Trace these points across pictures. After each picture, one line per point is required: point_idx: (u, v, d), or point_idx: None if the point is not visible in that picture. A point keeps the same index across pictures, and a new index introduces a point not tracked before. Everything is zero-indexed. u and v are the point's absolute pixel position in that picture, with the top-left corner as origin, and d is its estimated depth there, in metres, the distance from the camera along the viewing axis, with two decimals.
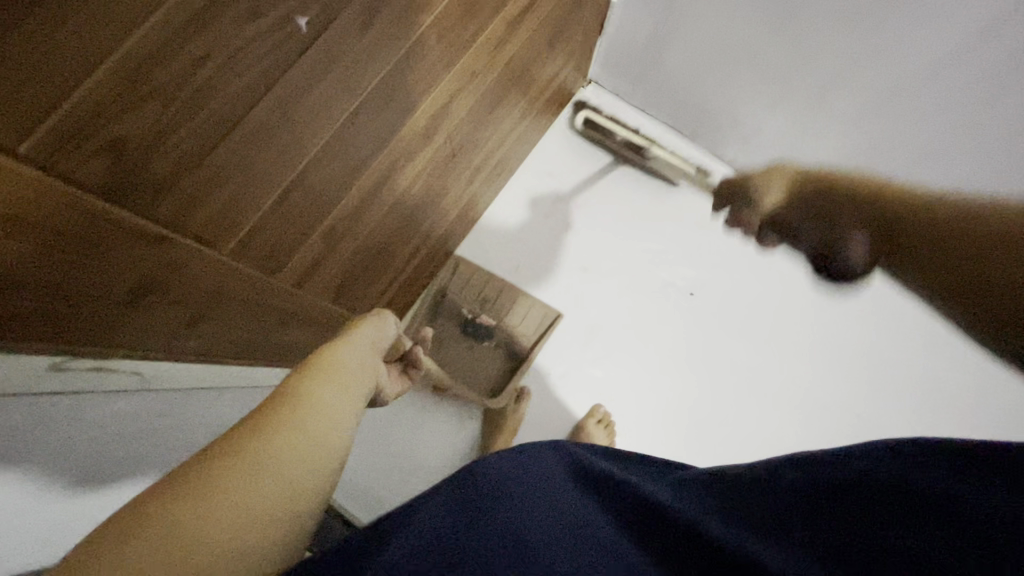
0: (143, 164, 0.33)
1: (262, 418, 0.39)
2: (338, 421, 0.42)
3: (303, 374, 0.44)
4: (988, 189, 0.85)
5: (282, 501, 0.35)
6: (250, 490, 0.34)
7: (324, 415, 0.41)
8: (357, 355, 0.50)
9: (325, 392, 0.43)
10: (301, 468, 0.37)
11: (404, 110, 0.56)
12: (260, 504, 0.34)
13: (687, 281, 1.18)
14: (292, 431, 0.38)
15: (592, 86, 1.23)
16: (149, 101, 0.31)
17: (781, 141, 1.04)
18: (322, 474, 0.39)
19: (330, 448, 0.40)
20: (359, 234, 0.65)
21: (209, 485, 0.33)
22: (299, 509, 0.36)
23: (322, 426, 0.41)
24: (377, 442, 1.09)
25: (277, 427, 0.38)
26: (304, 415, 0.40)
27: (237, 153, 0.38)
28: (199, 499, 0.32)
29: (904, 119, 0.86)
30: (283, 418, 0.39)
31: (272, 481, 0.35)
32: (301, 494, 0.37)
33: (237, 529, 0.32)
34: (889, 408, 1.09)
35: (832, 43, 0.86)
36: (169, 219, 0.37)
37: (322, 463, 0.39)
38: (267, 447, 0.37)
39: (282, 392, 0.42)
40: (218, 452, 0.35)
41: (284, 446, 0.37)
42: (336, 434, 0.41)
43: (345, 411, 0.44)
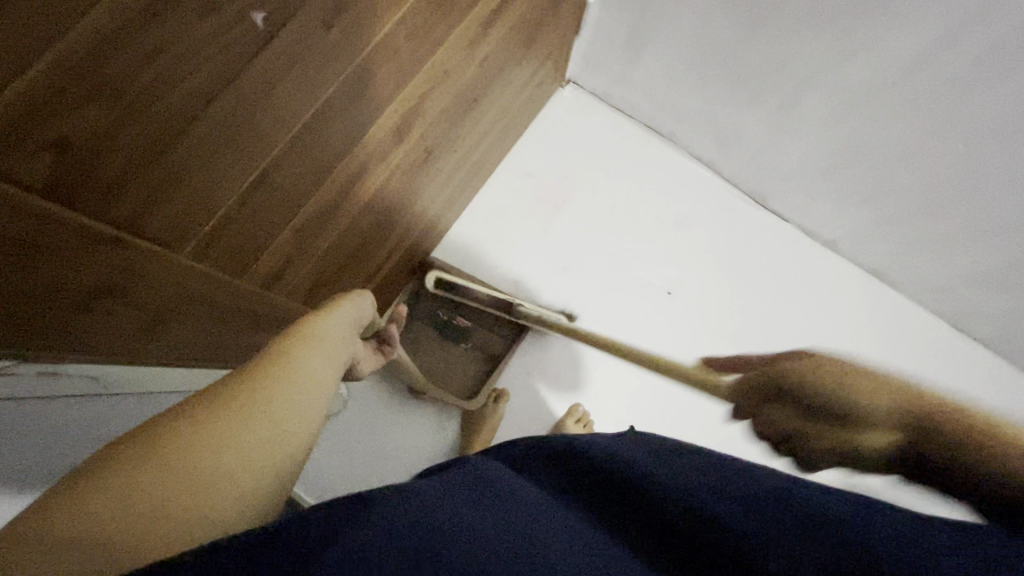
0: (94, 163, 0.32)
1: (246, 385, 0.40)
2: (316, 392, 0.44)
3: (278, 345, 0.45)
4: (960, 181, 0.89)
5: (259, 467, 0.36)
6: (228, 455, 0.35)
7: (303, 386, 0.43)
8: (335, 328, 0.51)
9: (306, 364, 0.44)
10: (267, 428, 0.38)
11: (374, 109, 0.55)
12: (237, 469, 0.35)
13: (665, 280, 1.20)
14: (274, 399, 0.40)
15: (571, 86, 1.24)
16: (94, 98, 0.30)
17: (761, 139, 1.06)
18: (299, 442, 0.40)
19: (307, 419, 0.42)
20: (328, 235, 0.64)
21: (187, 448, 0.33)
22: (264, 467, 0.37)
23: (301, 396, 0.42)
24: (355, 441, 1.09)
25: (260, 394, 0.40)
26: (286, 385, 0.41)
27: (194, 151, 0.37)
28: (177, 462, 0.33)
29: (878, 118, 0.89)
30: (264, 385, 0.40)
31: (249, 448, 0.36)
32: (279, 462, 0.38)
33: (215, 492, 0.33)
34: None
35: (809, 44, 0.86)
36: (122, 220, 0.36)
37: (299, 432, 0.40)
38: (248, 413, 0.38)
39: (263, 361, 0.43)
40: (199, 417, 0.36)
41: (263, 413, 0.39)
42: (314, 405, 0.43)
43: (323, 385, 0.45)
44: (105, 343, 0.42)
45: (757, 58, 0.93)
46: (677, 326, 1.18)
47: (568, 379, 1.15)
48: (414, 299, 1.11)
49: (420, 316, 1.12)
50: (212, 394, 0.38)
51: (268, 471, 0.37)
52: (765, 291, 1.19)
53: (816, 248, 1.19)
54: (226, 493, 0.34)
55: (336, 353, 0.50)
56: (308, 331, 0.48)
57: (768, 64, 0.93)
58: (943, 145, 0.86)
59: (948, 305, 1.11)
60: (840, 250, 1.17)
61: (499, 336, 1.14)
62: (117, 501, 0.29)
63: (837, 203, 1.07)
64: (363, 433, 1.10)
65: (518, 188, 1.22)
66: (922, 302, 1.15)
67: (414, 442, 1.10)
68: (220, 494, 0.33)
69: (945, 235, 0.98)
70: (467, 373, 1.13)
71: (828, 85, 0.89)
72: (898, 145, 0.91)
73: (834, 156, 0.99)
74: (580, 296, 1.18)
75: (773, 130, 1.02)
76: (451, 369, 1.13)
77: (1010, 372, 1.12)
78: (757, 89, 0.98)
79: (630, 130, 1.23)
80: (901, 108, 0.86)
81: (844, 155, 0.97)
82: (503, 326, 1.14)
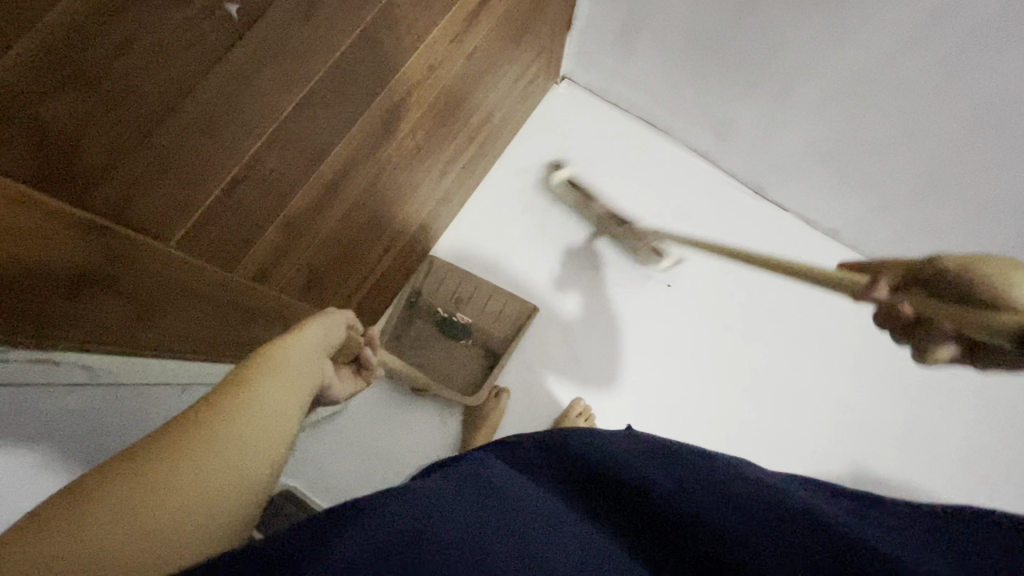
0: (72, 151, 0.33)
1: (208, 412, 0.39)
2: (283, 417, 0.43)
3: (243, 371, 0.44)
4: (957, 164, 0.88)
5: (223, 494, 0.36)
6: (193, 482, 0.35)
7: (270, 411, 0.42)
8: (305, 351, 0.50)
9: (275, 386, 0.44)
10: (227, 456, 0.37)
11: (360, 102, 0.56)
12: (201, 496, 0.35)
13: (666, 272, 1.19)
14: (237, 426, 0.39)
15: (566, 82, 1.25)
16: (73, 86, 0.31)
17: (757, 128, 1.05)
18: (264, 469, 0.39)
19: (275, 443, 0.41)
20: (321, 230, 0.65)
21: (151, 475, 0.33)
22: (226, 497, 0.36)
23: (267, 422, 0.41)
24: (357, 441, 1.10)
25: (224, 421, 0.39)
26: (251, 411, 0.41)
27: (177, 139, 0.39)
28: (142, 492, 0.32)
29: (868, 104, 0.88)
30: (228, 412, 0.39)
31: (213, 476, 0.36)
32: (242, 490, 0.37)
33: (178, 520, 0.33)
34: (868, 393, 1.11)
35: (794, 32, 0.86)
36: (107, 206, 0.37)
37: (264, 459, 0.40)
38: (211, 441, 0.37)
39: (229, 386, 0.42)
40: (163, 447, 0.35)
41: (226, 441, 0.38)
42: (281, 430, 0.42)
43: (291, 408, 0.44)
44: (96, 332, 0.44)
45: (746, 45, 0.93)
46: (680, 320, 1.16)
47: (570, 376, 1.15)
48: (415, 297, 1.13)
49: (421, 313, 1.15)
50: (173, 423, 0.37)
51: (232, 498, 0.36)
52: (770, 288, 1.17)
53: (817, 238, 1.18)
54: (192, 521, 0.33)
55: (307, 370, 0.49)
56: (279, 350, 0.48)
57: (757, 51, 0.92)
58: (941, 127, 0.84)
59: None
60: (843, 239, 1.16)
61: (499, 334, 1.13)
62: (91, 524, 0.30)
63: (836, 189, 1.06)
64: (366, 432, 1.11)
65: (515, 186, 1.22)
66: None
67: (416, 441, 1.11)
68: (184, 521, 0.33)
69: (945, 220, 0.97)
70: (468, 370, 1.14)
71: (819, 71, 0.88)
72: (895, 128, 0.89)
73: (830, 141, 0.97)
74: (579, 292, 1.18)
75: (769, 116, 1.01)
76: (453, 367, 1.14)
77: None
78: (748, 78, 0.97)
79: (626, 126, 1.23)
80: (894, 90, 0.84)
81: (840, 140, 0.96)
82: (504, 323, 1.13)
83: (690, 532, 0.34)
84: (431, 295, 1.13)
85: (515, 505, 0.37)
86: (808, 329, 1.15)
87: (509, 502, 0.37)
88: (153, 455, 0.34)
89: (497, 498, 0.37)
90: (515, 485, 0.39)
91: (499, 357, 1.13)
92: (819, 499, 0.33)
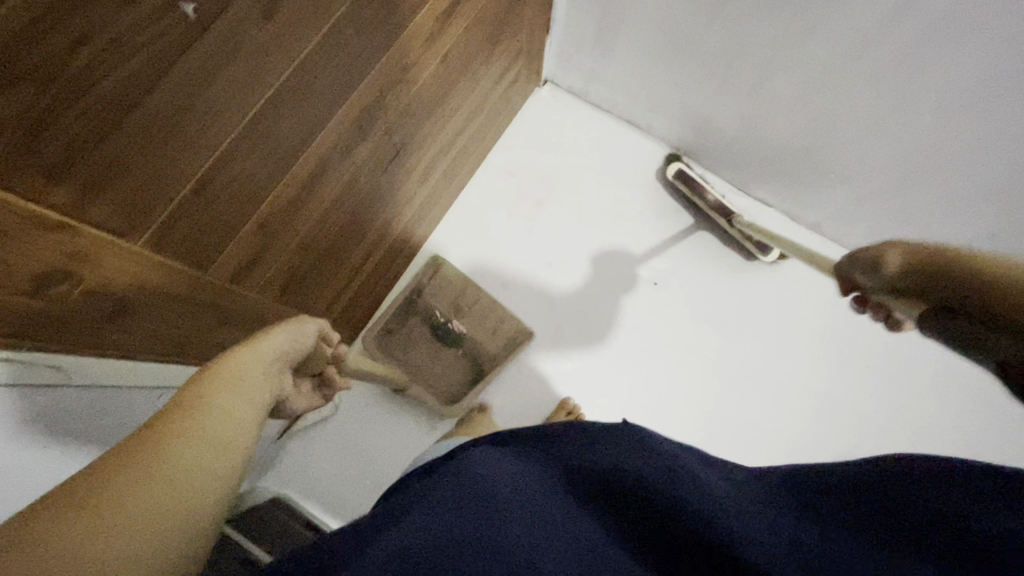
0: (31, 149, 0.34)
1: (170, 422, 0.39)
2: (244, 426, 0.44)
3: (203, 386, 0.44)
4: (930, 155, 0.89)
5: (191, 504, 0.36)
6: (164, 491, 0.35)
7: (232, 419, 0.43)
8: (263, 364, 0.51)
9: (236, 396, 0.45)
10: (199, 474, 0.38)
11: (331, 103, 0.57)
12: (171, 505, 0.35)
13: (652, 271, 1.20)
14: (201, 435, 0.39)
15: (548, 86, 1.26)
16: (27, 82, 0.32)
17: (735, 124, 1.06)
18: (228, 476, 0.40)
19: (238, 452, 0.41)
20: (298, 230, 0.66)
21: (121, 485, 0.34)
22: (200, 513, 0.37)
23: (228, 431, 0.42)
24: (346, 447, 1.10)
25: (187, 430, 0.39)
26: (212, 420, 0.41)
27: (137, 137, 0.39)
28: (122, 512, 0.33)
29: (841, 97, 0.89)
30: (191, 422, 0.40)
31: (181, 485, 0.36)
32: (209, 500, 0.38)
33: (149, 528, 0.33)
34: (851, 386, 1.13)
35: (764, 29, 0.87)
36: (69, 206, 0.38)
37: (228, 468, 0.40)
38: (176, 451, 0.37)
39: (192, 397, 0.42)
40: (136, 463, 0.35)
41: (191, 450, 0.38)
42: (242, 438, 0.43)
43: (251, 418, 0.45)
44: (66, 332, 0.44)
45: (719, 43, 0.94)
46: (665, 318, 1.17)
47: (559, 376, 1.15)
48: (415, 296, 1.12)
49: (417, 314, 1.13)
50: (133, 435, 0.37)
51: (199, 507, 0.37)
52: (756, 283, 1.18)
53: (800, 231, 1.19)
54: (164, 529, 0.34)
55: (269, 380, 0.51)
56: (242, 362, 0.49)
57: (731, 49, 0.93)
58: (912, 118, 0.85)
59: None
60: (825, 232, 1.17)
61: (490, 349, 1.13)
62: (76, 528, 0.31)
63: (816, 183, 1.07)
64: (353, 439, 1.10)
65: (500, 188, 1.23)
66: None
67: (402, 451, 1.10)
68: (157, 529, 0.34)
69: (923, 210, 0.98)
70: (452, 381, 1.13)
71: (790, 66, 0.90)
72: (868, 120, 0.90)
73: (806, 136, 0.99)
74: (566, 293, 1.19)
75: (746, 112, 1.02)
76: (439, 374, 1.13)
77: None
78: (724, 74, 0.98)
79: (608, 127, 1.25)
80: (865, 83, 0.85)
81: (815, 135, 0.98)
82: (492, 331, 1.13)
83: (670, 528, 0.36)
84: (432, 297, 1.13)
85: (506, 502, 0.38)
86: (794, 322, 1.16)
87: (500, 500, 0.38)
88: (118, 466, 0.34)
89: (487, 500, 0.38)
90: (499, 489, 0.40)
91: (484, 372, 1.12)
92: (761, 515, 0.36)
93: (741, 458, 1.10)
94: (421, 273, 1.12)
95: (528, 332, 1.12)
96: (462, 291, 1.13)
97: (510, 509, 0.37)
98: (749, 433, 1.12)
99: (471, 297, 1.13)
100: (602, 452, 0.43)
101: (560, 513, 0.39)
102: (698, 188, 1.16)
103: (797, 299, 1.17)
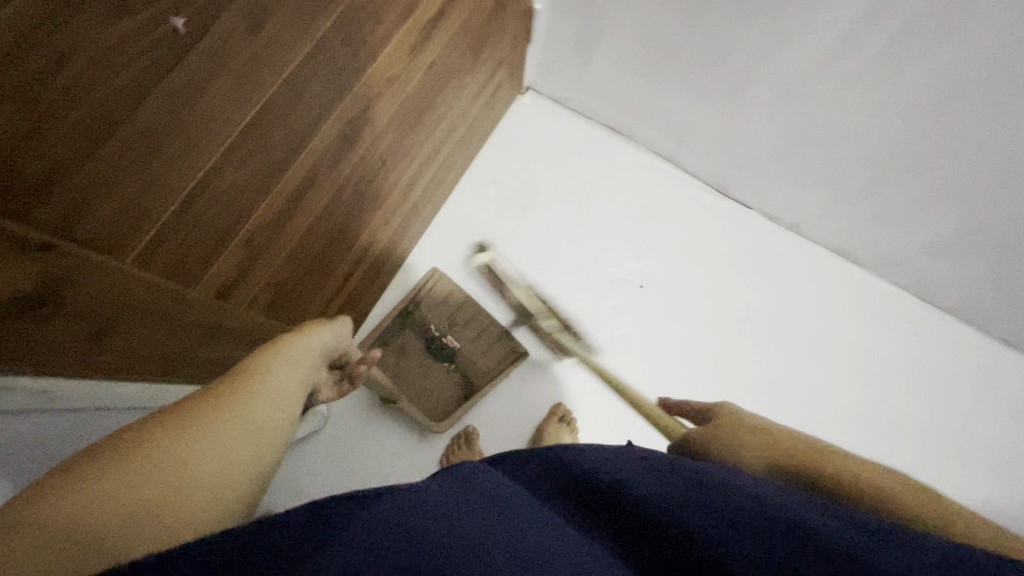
0: (16, 165, 0.33)
1: (201, 412, 0.44)
2: (265, 420, 0.47)
3: (264, 361, 0.52)
4: (900, 156, 0.93)
5: (209, 484, 0.40)
6: (187, 471, 0.39)
7: (253, 415, 0.47)
8: (310, 350, 0.58)
9: (261, 393, 0.49)
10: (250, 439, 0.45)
11: (319, 115, 0.57)
12: (192, 482, 0.39)
13: (637, 273, 1.21)
14: (223, 425, 0.44)
15: (529, 93, 1.28)
16: (11, 98, 0.31)
17: (713, 129, 1.09)
18: (245, 464, 0.44)
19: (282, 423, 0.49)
20: (286, 243, 0.66)
21: (152, 461, 0.38)
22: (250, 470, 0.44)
23: (247, 425, 0.46)
24: (336, 463, 1.08)
25: (213, 419, 0.44)
26: (239, 410, 0.46)
27: (126, 152, 0.39)
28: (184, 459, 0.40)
29: (815, 101, 0.92)
30: (218, 414, 0.44)
31: (199, 468, 0.40)
32: (231, 483, 0.42)
33: (174, 502, 0.37)
34: (834, 380, 1.17)
35: (741, 37, 0.89)
36: (56, 223, 0.37)
37: (245, 459, 0.44)
38: (200, 437, 0.42)
39: (222, 391, 0.47)
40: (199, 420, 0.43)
41: (211, 438, 0.43)
42: (263, 431, 0.47)
43: (275, 415, 0.49)
44: (49, 354, 0.43)
45: (698, 49, 0.96)
46: (653, 319, 1.19)
47: (551, 382, 1.15)
48: (413, 306, 1.13)
49: (414, 326, 1.13)
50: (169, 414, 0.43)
51: (217, 489, 0.41)
52: (578, 374, 1.16)
53: (779, 232, 1.22)
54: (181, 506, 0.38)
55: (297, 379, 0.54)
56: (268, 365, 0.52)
57: (709, 54, 0.96)
58: (885, 120, 0.89)
59: (910, 277, 1.14)
60: (804, 232, 1.20)
61: (482, 366, 1.13)
62: (109, 496, 0.35)
63: (795, 184, 1.10)
64: (344, 453, 1.09)
65: (484, 195, 1.24)
66: (885, 275, 1.18)
67: (396, 463, 1.09)
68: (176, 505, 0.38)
69: (897, 209, 1.02)
70: (443, 397, 1.13)
71: (766, 72, 0.92)
72: (842, 122, 0.93)
73: (782, 139, 1.02)
74: (554, 297, 1.19)
75: (723, 117, 1.05)
76: (430, 387, 1.13)
77: (977, 337, 1.16)
78: (702, 80, 1.01)
79: (590, 132, 1.26)
80: (839, 87, 0.88)
81: (792, 138, 1.01)
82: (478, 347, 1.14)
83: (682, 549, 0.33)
84: (427, 309, 1.14)
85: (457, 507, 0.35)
86: (778, 318, 1.20)
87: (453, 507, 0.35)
88: (153, 443, 0.39)
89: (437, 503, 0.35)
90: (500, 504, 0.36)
91: (477, 389, 1.12)
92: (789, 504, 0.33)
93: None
94: (421, 282, 1.12)
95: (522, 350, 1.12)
96: (456, 308, 1.14)
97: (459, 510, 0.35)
98: None
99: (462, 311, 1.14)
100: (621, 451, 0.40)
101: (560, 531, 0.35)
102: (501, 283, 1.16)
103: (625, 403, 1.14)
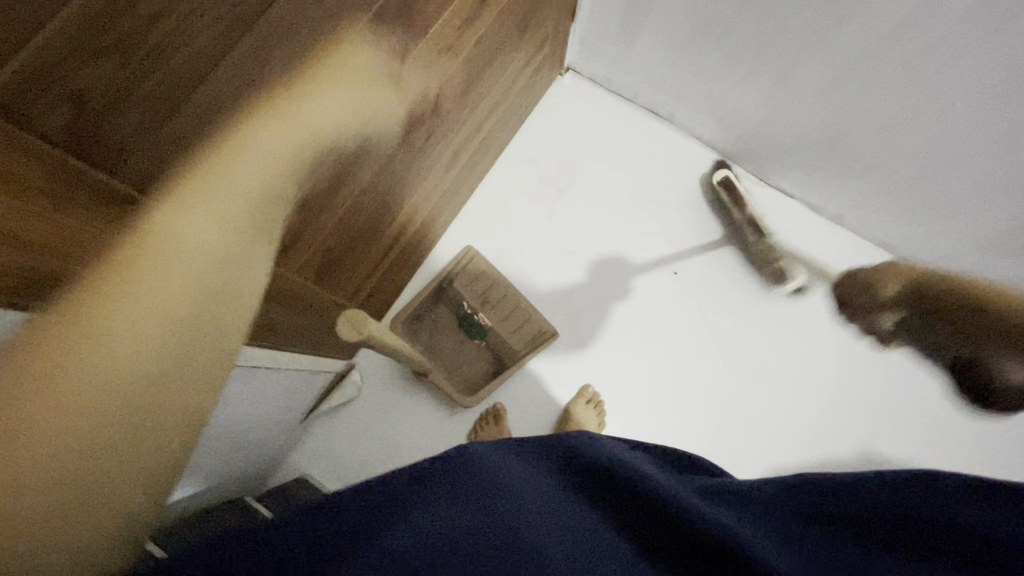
0: (106, 124, 0.37)
1: (43, 345, 0.32)
2: (173, 335, 0.37)
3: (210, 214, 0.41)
4: (959, 151, 0.88)
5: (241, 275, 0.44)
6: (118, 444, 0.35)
7: (158, 288, 0.36)
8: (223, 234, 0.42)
9: (173, 266, 0.37)
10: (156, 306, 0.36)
11: (372, 85, 0.59)
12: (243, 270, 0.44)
13: (671, 260, 1.20)
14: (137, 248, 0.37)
15: (570, 73, 1.26)
16: (105, 57, 0.34)
17: (760, 114, 1.06)
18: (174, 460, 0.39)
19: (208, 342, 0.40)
20: (335, 214, 0.68)
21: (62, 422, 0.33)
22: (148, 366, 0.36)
23: (290, 131, 0.45)
24: (366, 431, 1.11)
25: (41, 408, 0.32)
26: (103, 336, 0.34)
27: (197, 116, 0.42)
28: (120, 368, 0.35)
29: (868, 88, 0.88)
30: (72, 333, 0.32)
31: (113, 451, 0.35)
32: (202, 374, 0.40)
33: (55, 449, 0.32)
34: (868, 379, 1.13)
35: (796, 19, 0.86)
36: (138, 177, 0.41)
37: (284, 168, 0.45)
38: (62, 391, 0.32)
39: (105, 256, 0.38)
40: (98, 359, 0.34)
41: (89, 416, 0.34)
42: (159, 353, 0.36)
43: (261, 192, 0.44)
44: None
45: (749, 31, 0.93)
46: (685, 304, 1.18)
47: (579, 364, 1.16)
48: (447, 284, 1.14)
49: (447, 301, 1.16)
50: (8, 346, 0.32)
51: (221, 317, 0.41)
52: (610, 358, 1.16)
53: (821, 223, 1.19)
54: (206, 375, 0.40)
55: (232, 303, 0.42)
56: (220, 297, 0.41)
57: (761, 35, 0.92)
58: (942, 109, 0.84)
59: None
60: (847, 224, 1.17)
61: (512, 347, 1.13)
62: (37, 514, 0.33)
63: (840, 174, 1.07)
64: (374, 423, 1.12)
65: (520, 175, 1.24)
66: None
67: (424, 435, 1.12)
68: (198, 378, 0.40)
69: (953, 201, 0.96)
70: (471, 372, 1.15)
71: (821, 53, 0.88)
72: (899, 109, 0.88)
73: (830, 127, 0.98)
74: (587, 279, 1.19)
75: (769, 103, 1.02)
76: (461, 361, 1.15)
77: None
78: (752, 61, 0.97)
79: (628, 115, 1.25)
80: (898, 73, 0.83)
81: (841, 127, 0.97)
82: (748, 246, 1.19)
83: (660, 531, 0.47)
84: (460, 286, 1.14)
85: (468, 504, 0.48)
86: (812, 310, 1.17)
87: (464, 502, 0.48)
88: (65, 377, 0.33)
89: (440, 516, 0.47)
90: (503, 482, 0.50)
91: (504, 369, 1.14)
92: (735, 522, 0.46)
93: (750, 445, 1.12)
94: (454, 261, 1.13)
95: (552, 334, 1.12)
96: (490, 286, 1.14)
97: (458, 508, 0.48)
98: (767, 428, 1.13)
99: (497, 290, 1.14)
100: (607, 450, 0.53)
101: (567, 510, 0.50)
102: (483, 267, 1.14)
103: (651, 387, 1.15)
